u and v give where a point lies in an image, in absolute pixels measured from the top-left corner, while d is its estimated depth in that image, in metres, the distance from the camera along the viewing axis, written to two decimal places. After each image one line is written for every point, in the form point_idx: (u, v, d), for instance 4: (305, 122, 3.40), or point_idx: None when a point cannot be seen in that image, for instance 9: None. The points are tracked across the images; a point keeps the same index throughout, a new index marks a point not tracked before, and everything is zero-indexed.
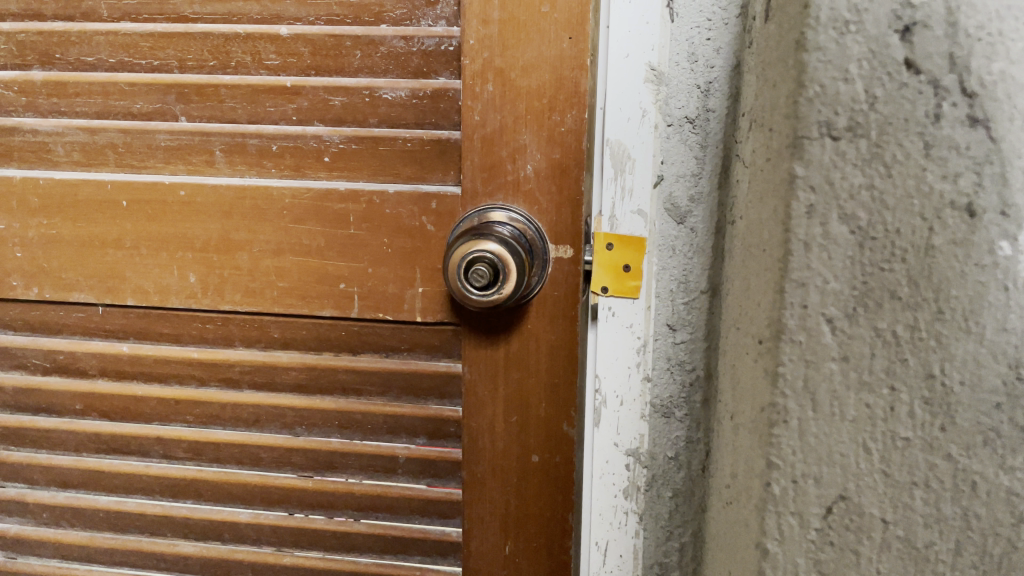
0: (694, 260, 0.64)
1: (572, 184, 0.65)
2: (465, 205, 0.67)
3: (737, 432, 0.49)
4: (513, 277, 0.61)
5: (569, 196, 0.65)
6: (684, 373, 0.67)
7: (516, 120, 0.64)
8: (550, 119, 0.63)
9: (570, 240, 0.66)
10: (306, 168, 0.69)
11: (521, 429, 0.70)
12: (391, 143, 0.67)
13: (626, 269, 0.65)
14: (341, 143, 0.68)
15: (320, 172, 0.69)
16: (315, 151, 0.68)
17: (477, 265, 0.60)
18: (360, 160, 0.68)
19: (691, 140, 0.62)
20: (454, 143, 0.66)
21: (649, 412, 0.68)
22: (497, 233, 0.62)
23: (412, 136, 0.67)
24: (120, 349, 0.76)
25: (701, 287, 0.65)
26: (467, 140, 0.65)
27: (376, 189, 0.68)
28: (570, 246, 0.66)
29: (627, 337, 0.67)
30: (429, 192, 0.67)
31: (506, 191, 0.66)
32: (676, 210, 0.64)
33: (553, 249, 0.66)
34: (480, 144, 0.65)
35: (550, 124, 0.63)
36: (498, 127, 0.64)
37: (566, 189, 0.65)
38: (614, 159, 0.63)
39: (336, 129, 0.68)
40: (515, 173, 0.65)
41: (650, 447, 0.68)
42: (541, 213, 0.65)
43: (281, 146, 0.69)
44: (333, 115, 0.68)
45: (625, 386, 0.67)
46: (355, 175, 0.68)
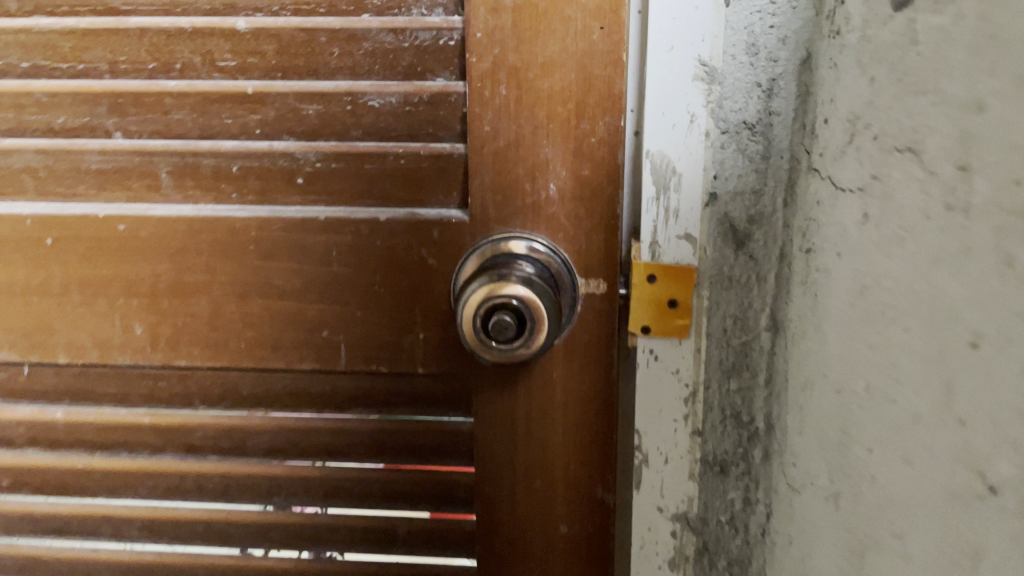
0: (754, 292, 0.53)
1: (604, 205, 0.53)
2: (473, 233, 0.55)
3: (862, 535, 0.38)
4: (543, 327, 0.49)
5: (601, 220, 0.53)
6: (740, 425, 0.56)
7: (534, 129, 0.52)
8: (576, 128, 0.52)
9: (604, 272, 0.54)
10: (276, 192, 0.56)
11: (547, 495, 0.59)
12: (380, 160, 0.55)
13: (672, 306, 0.54)
14: (318, 161, 0.55)
15: (293, 197, 0.56)
16: (286, 171, 0.56)
17: (500, 313, 0.49)
18: (341, 180, 0.56)
19: (750, 149, 0.51)
20: (458, 158, 0.54)
21: (699, 471, 0.58)
22: (518, 271, 0.51)
23: (405, 150, 0.54)
24: (53, 415, 0.63)
25: (762, 324, 0.54)
26: (475, 155, 0.53)
27: (364, 216, 0.56)
28: (604, 278, 0.54)
29: (673, 385, 0.56)
30: (429, 218, 0.55)
31: (524, 216, 0.54)
32: (733, 233, 0.53)
33: (580, 284, 0.55)
34: (491, 159, 0.53)
35: (577, 134, 0.52)
36: (514, 138, 0.52)
37: (597, 212, 0.53)
38: (656, 174, 0.52)
39: (311, 144, 0.55)
40: (534, 195, 0.53)
41: (700, 511, 0.59)
42: (567, 240, 0.54)
43: (243, 166, 0.56)
44: (307, 128, 0.55)
45: (670, 442, 0.57)
46: (336, 200, 0.56)
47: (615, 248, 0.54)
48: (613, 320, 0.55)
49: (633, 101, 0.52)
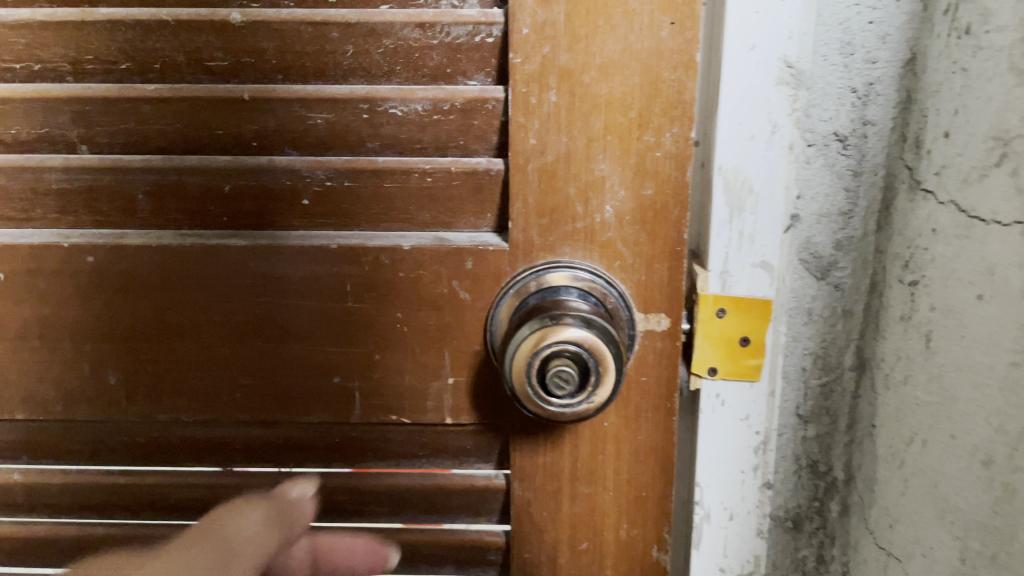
0: (838, 326, 0.47)
1: (668, 229, 0.46)
2: (512, 263, 0.47)
3: None
4: (609, 376, 0.42)
5: (664, 247, 0.46)
6: (817, 476, 0.50)
7: (588, 143, 0.44)
8: (638, 140, 0.44)
9: (665, 306, 0.47)
10: (277, 215, 0.48)
11: (594, 559, 0.52)
12: (402, 178, 0.47)
13: (744, 344, 0.47)
14: (327, 179, 0.47)
15: (298, 220, 0.48)
16: (288, 191, 0.47)
17: (556, 364, 0.41)
18: (355, 201, 0.47)
19: (839, 164, 0.44)
20: (496, 175, 0.46)
21: (768, 527, 0.51)
22: (574, 309, 0.43)
23: (431, 166, 0.46)
24: (7, 479, 0.53)
25: (845, 363, 0.47)
26: (518, 172, 0.45)
27: (382, 244, 0.47)
28: (665, 313, 0.47)
29: (742, 433, 0.49)
30: (460, 246, 0.47)
31: (574, 242, 0.46)
32: (816, 261, 0.46)
33: (638, 319, 0.47)
34: (537, 177, 0.45)
35: (638, 148, 0.44)
36: (564, 152, 0.45)
37: (659, 237, 0.46)
38: (729, 193, 0.45)
39: (319, 159, 0.47)
40: (586, 218, 0.46)
41: (767, 571, 0.52)
42: (624, 270, 0.47)
43: (237, 186, 0.47)
44: (314, 140, 0.47)
45: (737, 497, 0.50)
46: (349, 222, 0.48)
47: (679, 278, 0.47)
48: (673, 360, 0.48)
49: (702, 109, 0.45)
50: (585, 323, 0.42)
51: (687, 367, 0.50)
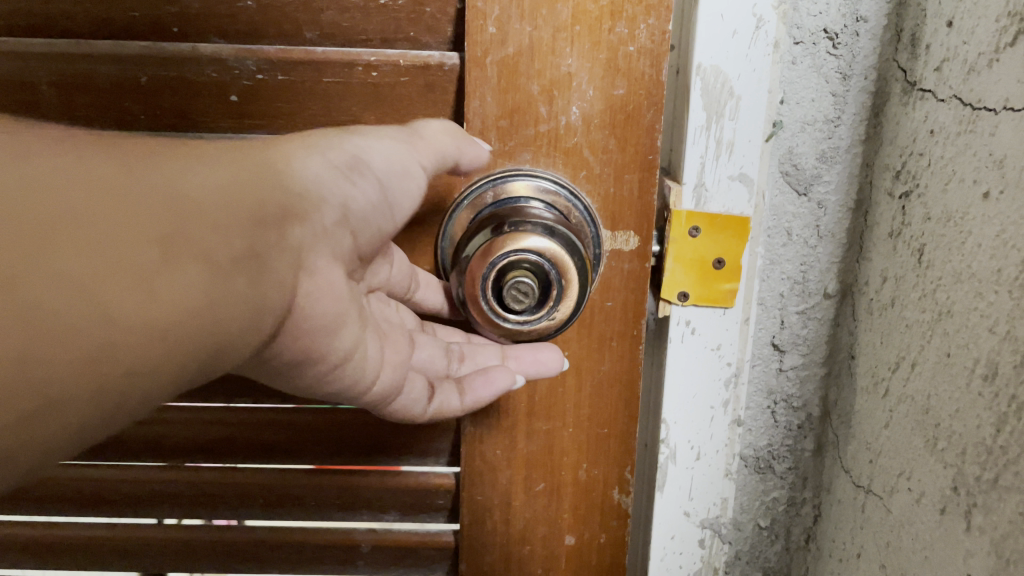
0: (819, 247, 0.44)
1: (641, 135, 0.41)
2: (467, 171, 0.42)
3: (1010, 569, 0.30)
4: (573, 289, 0.38)
5: (636, 155, 0.42)
6: (791, 412, 0.47)
7: (554, 34, 0.40)
8: (610, 32, 0.40)
9: (634, 222, 0.43)
10: (201, 114, 0.42)
11: (550, 501, 0.48)
12: (344, 72, 0.41)
13: (718, 267, 0.43)
14: (259, 71, 0.41)
15: (224, 119, 0.42)
16: (215, 84, 0.42)
17: (513, 275, 0.37)
18: (291, 97, 0.42)
19: (827, 66, 0.41)
20: (450, 71, 0.41)
21: (737, 467, 0.47)
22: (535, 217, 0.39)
23: (377, 58, 0.41)
24: None
25: (825, 289, 0.44)
26: (475, 66, 0.40)
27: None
28: (635, 230, 0.43)
29: (712, 364, 0.45)
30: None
31: (536, 148, 0.42)
32: (798, 175, 0.42)
33: (604, 237, 0.43)
34: (497, 72, 0.40)
35: (610, 41, 0.40)
36: (527, 43, 0.40)
37: (630, 144, 0.42)
38: (707, 96, 0.40)
39: (250, 47, 0.41)
40: (551, 120, 0.41)
41: (734, 515, 0.48)
42: (591, 181, 0.42)
43: (155, 77, 0.41)
44: (244, 25, 0.41)
45: (705, 434, 0.46)
46: (283, 124, 0.42)
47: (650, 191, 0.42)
48: (641, 284, 0.44)
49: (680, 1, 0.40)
50: (547, 230, 0.38)
51: (654, 294, 0.45)
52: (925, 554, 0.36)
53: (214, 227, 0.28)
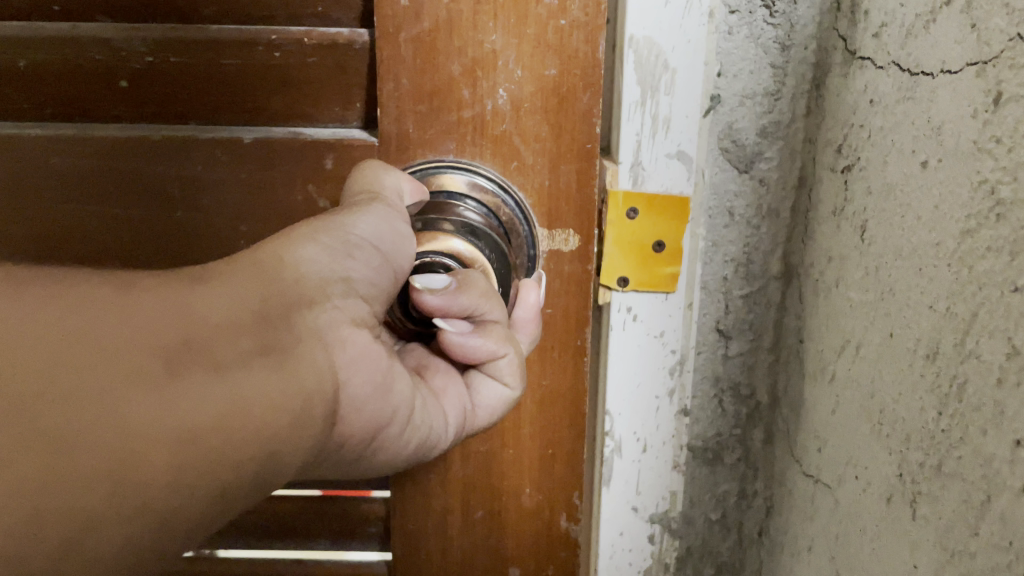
0: (762, 228, 0.42)
1: (576, 119, 0.39)
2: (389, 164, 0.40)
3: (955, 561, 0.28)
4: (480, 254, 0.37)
5: (571, 142, 0.40)
6: (739, 400, 0.45)
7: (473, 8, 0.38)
8: (538, 5, 0.38)
9: (573, 219, 0.42)
10: (90, 101, 0.40)
11: (490, 524, 0.47)
12: (243, 53, 0.39)
13: (658, 249, 0.41)
14: (148, 54, 0.39)
15: (116, 106, 0.40)
16: (104, 67, 0.39)
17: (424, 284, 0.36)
18: (185, 81, 0.39)
19: (764, 36, 0.39)
20: (362, 52, 0.39)
21: (685, 459, 0.45)
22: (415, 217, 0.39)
23: (280, 36, 0.38)
24: None
25: (769, 271, 0.43)
26: (392, 46, 0.38)
27: (215, 138, 0.39)
28: (574, 229, 0.42)
29: (655, 352, 0.43)
30: (321, 140, 0.39)
31: (460, 137, 0.40)
32: (739, 151, 0.40)
33: (541, 236, 0.42)
34: (415, 51, 0.38)
35: (536, 15, 0.38)
36: (446, 18, 0.38)
37: (567, 130, 0.40)
38: (641, 69, 0.38)
39: (137, 26, 0.39)
40: (475, 105, 0.40)
41: (685, 509, 0.46)
42: (522, 172, 0.41)
43: (42, 60, 0.39)
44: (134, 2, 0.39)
45: (651, 425, 0.44)
46: (181, 111, 0.40)
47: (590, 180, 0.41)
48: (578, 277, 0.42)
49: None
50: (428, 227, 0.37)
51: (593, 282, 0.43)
52: (872, 546, 0.34)
53: (127, 381, 0.21)
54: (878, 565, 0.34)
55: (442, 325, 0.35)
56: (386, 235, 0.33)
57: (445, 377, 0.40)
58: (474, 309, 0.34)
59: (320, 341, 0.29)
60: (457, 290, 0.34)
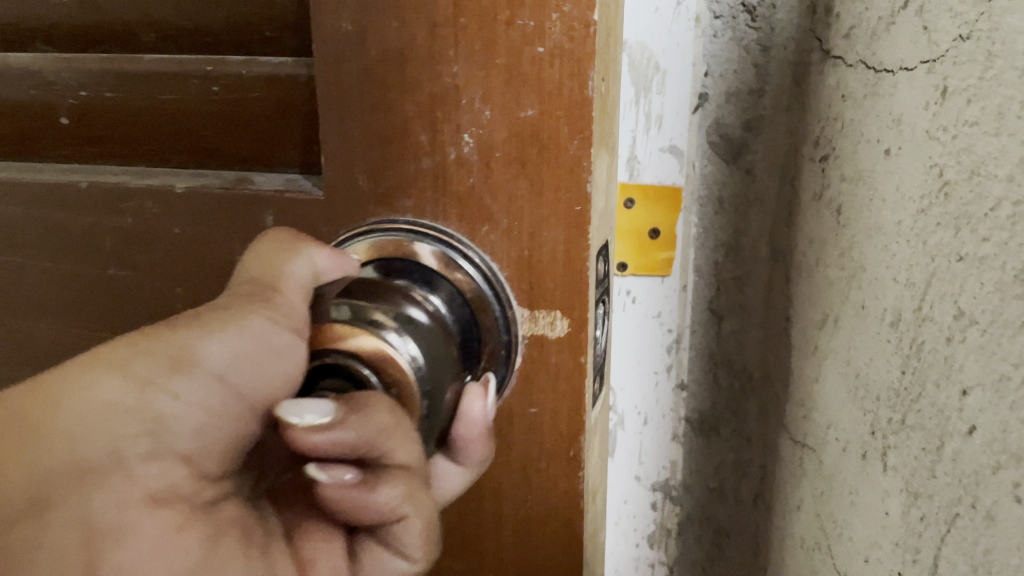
0: (750, 214, 0.45)
1: (563, 176, 0.32)
2: (336, 221, 0.36)
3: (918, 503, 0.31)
4: (400, 361, 0.28)
5: (556, 204, 0.32)
6: (732, 374, 0.48)
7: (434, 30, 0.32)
8: (509, 27, 0.31)
9: (560, 301, 0.34)
10: (39, 139, 0.44)
11: None
12: (175, 87, 0.40)
13: (653, 236, 0.45)
14: (82, 90, 0.42)
15: (64, 144, 0.44)
16: (48, 108, 0.43)
17: (321, 385, 0.29)
18: (120, 118, 0.42)
19: (747, 38, 0.42)
20: (300, 84, 0.37)
21: (684, 431, 0.50)
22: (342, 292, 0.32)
23: (214, 67, 0.39)
24: None
25: (761, 253, 0.45)
26: (331, 88, 0.34)
27: (143, 188, 0.40)
28: (559, 308, 0.34)
29: (654, 332, 0.47)
30: (262, 193, 0.37)
31: (419, 193, 0.34)
32: (726, 143, 0.44)
33: (522, 318, 0.35)
34: (367, 90, 0.33)
35: (507, 39, 0.31)
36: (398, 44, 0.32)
37: (551, 187, 0.32)
38: (635, 72, 0.42)
39: (70, 66, 0.42)
40: (436, 153, 0.33)
41: (684, 477, 0.51)
42: (496, 238, 0.34)
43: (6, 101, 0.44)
44: (72, 41, 0.42)
45: (649, 399, 0.48)
46: (123, 150, 0.42)
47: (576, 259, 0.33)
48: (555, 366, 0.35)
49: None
50: (356, 315, 0.29)
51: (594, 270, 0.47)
52: (851, 498, 0.38)
53: None
54: (855, 515, 0.37)
55: (315, 474, 0.27)
56: (255, 347, 0.31)
57: (319, 546, 0.33)
58: (366, 445, 0.26)
59: (84, 524, 0.29)
60: (340, 419, 0.25)
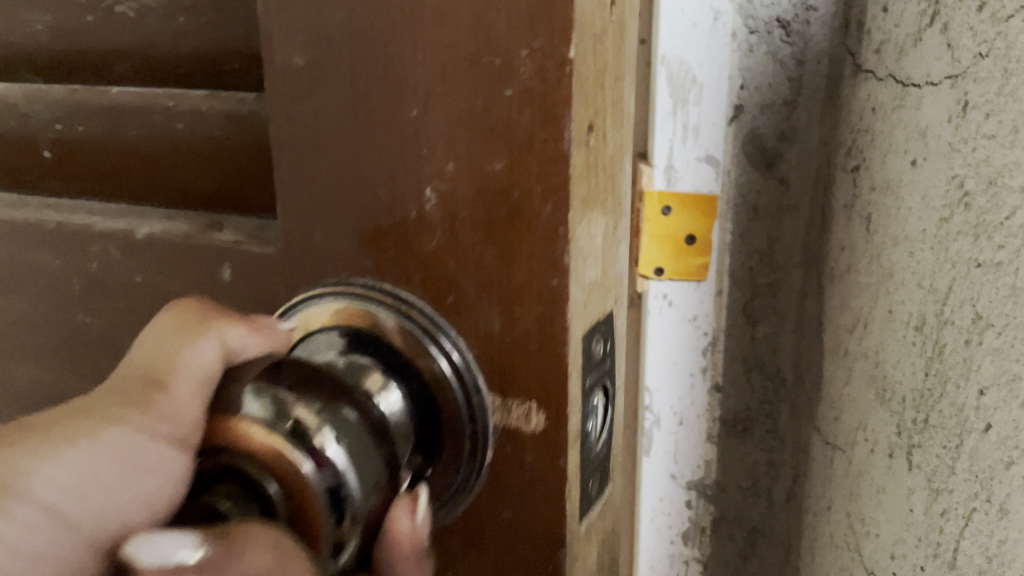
0: (784, 221, 0.47)
1: (534, 247, 0.28)
2: (289, 279, 0.34)
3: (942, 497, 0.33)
4: (305, 472, 0.24)
5: (527, 274, 0.29)
6: (766, 377, 0.50)
7: (388, 55, 0.28)
8: (477, 66, 0.27)
9: (535, 387, 0.30)
10: (32, 173, 0.44)
11: None
12: (144, 123, 0.39)
13: (690, 242, 0.46)
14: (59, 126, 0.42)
15: (51, 177, 0.43)
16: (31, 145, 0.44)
17: (210, 504, 0.24)
18: (90, 152, 0.41)
19: (782, 52, 0.44)
20: (262, 122, 0.35)
21: (719, 432, 0.51)
22: (269, 371, 0.26)
23: (176, 103, 0.38)
24: None
25: (793, 260, 0.48)
26: (291, 135, 0.31)
27: (107, 232, 0.39)
28: (534, 398, 0.30)
29: (690, 334, 0.49)
30: (219, 246, 0.36)
31: (379, 253, 0.31)
32: (762, 153, 0.46)
33: (494, 407, 0.31)
34: (329, 135, 0.30)
35: (473, 79, 0.27)
36: (356, 84, 0.29)
37: (523, 257, 0.28)
38: (672, 84, 0.43)
39: (52, 102, 0.42)
40: (396, 212, 0.30)
41: (719, 478, 0.52)
42: (463, 309, 0.30)
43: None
44: (56, 71, 0.43)
45: (685, 401, 0.50)
46: (95, 188, 0.42)
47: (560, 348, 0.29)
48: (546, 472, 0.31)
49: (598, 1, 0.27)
50: (276, 415, 0.24)
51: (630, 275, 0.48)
52: (878, 497, 0.39)
53: None
54: (881, 512, 0.39)
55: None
56: (115, 464, 0.26)
57: None
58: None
59: None
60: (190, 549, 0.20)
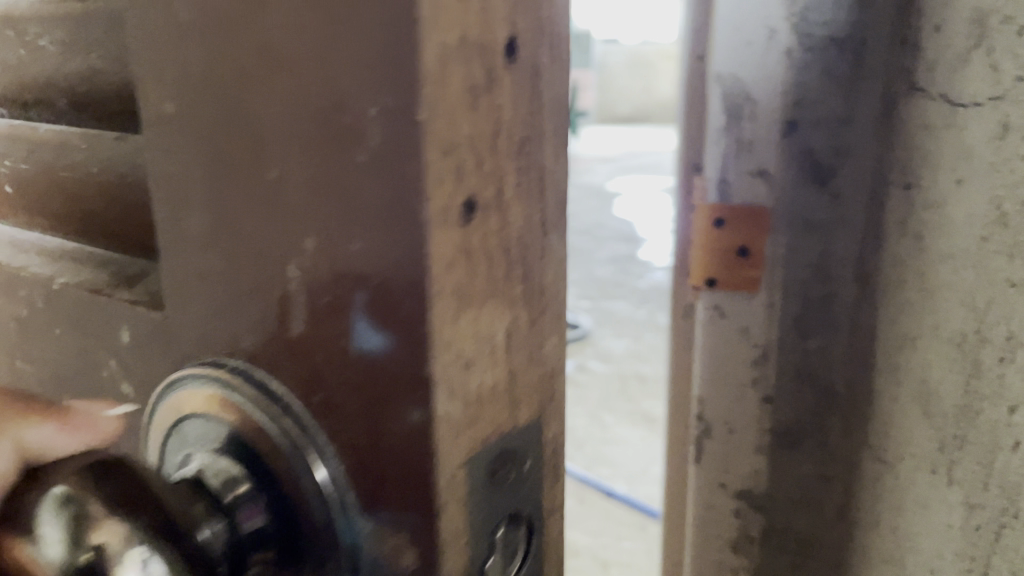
0: (837, 236, 0.46)
1: (401, 350, 0.21)
2: (170, 354, 0.28)
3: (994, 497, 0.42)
4: None
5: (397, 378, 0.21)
6: (817, 391, 0.49)
7: (244, 106, 0.22)
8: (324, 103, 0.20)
9: (408, 518, 0.22)
10: None
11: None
12: None
13: (743, 254, 0.48)
14: None
15: None
16: None
17: None
18: None
19: (837, 67, 0.44)
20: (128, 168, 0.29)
21: (768, 444, 0.51)
22: (92, 470, 0.22)
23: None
24: None
25: (848, 274, 0.46)
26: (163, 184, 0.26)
27: None
28: (409, 529, 0.22)
29: (740, 346, 0.49)
30: (109, 308, 0.30)
31: (251, 326, 0.25)
32: (815, 168, 0.46)
33: (364, 530, 0.23)
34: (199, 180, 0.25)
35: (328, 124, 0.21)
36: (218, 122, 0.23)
37: (395, 354, 0.21)
38: (727, 100, 0.46)
39: None
40: (264, 283, 0.24)
41: (769, 489, 0.52)
42: (336, 414, 0.23)
43: None
44: None
45: (736, 411, 0.51)
46: None
47: (432, 504, 0.22)
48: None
49: (461, 68, 0.19)
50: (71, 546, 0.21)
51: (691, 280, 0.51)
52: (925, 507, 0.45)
53: None
54: (931, 520, 0.45)
55: None
56: None
57: None
58: None
59: None
60: None
